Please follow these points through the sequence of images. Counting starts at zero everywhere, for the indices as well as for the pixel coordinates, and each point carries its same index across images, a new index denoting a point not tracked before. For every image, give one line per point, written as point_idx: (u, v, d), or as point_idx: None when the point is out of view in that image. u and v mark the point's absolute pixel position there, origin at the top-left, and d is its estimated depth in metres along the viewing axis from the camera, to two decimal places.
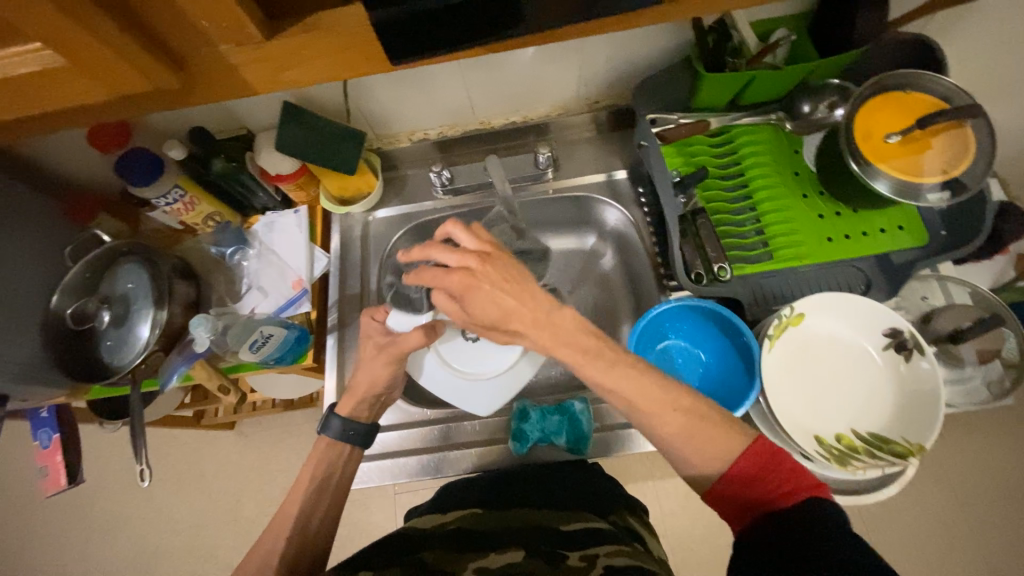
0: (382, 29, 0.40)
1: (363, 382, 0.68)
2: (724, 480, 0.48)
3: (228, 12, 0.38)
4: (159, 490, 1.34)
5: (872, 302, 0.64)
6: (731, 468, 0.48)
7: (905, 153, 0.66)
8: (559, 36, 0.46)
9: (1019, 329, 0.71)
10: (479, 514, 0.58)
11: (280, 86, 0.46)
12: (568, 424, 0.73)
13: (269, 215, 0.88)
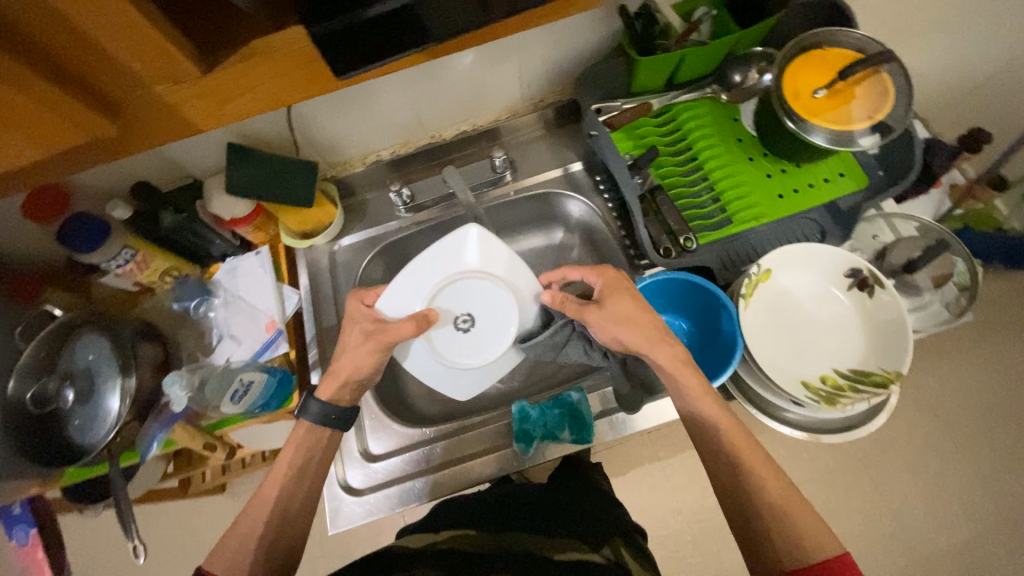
0: (322, 44, 0.39)
1: (347, 369, 0.69)
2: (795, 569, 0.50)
3: (159, 51, 0.37)
4: (156, 568, 1.27)
5: (830, 247, 0.68)
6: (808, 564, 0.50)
7: (833, 106, 0.70)
8: (496, 32, 0.47)
9: (964, 251, 0.76)
10: (469, 535, 0.57)
11: (224, 119, 0.45)
12: (569, 416, 0.73)
13: (230, 261, 0.86)
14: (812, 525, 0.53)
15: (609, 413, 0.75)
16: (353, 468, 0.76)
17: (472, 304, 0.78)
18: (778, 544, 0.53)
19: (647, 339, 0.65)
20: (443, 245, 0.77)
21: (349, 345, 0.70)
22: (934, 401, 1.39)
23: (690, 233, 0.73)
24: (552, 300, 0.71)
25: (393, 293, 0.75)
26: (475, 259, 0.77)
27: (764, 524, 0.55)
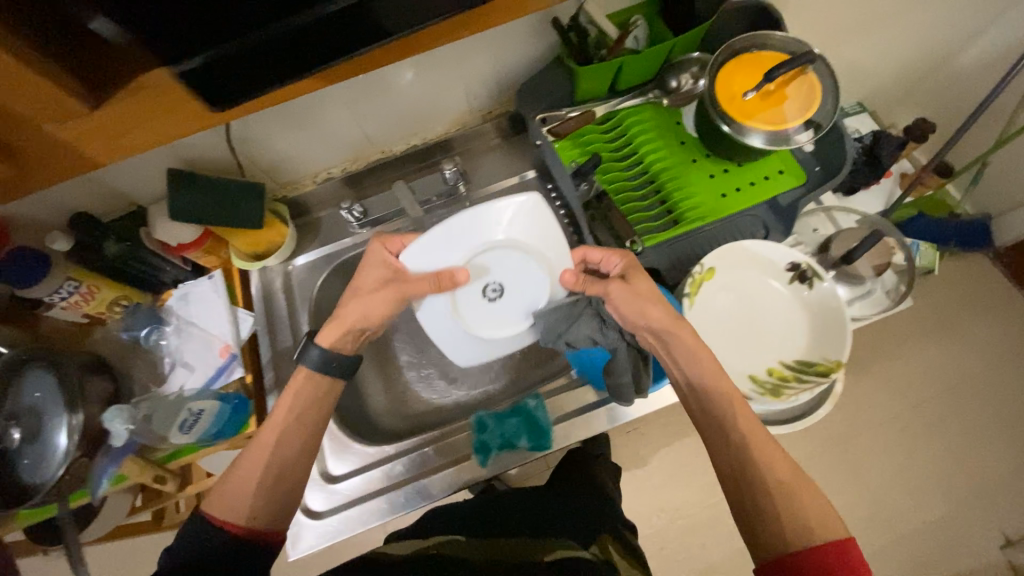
0: (203, 77, 0.40)
1: (349, 317, 0.69)
2: (796, 554, 0.51)
3: (41, 92, 0.38)
4: None
5: (769, 243, 0.70)
6: (811, 550, 0.50)
7: (767, 106, 0.72)
8: (387, 56, 0.50)
9: (901, 238, 0.79)
10: (460, 541, 0.58)
11: (123, 149, 0.46)
12: (526, 424, 0.73)
13: (183, 287, 0.84)
14: (817, 511, 0.53)
15: (568, 417, 0.76)
16: (311, 492, 0.74)
17: (511, 272, 0.75)
18: (782, 519, 0.53)
19: (666, 322, 0.66)
20: (491, 209, 0.72)
21: (362, 291, 0.71)
22: (895, 381, 1.44)
23: (635, 237, 0.75)
24: (568, 275, 0.71)
25: (428, 250, 0.72)
26: (523, 230, 0.73)
27: (765, 498, 0.55)
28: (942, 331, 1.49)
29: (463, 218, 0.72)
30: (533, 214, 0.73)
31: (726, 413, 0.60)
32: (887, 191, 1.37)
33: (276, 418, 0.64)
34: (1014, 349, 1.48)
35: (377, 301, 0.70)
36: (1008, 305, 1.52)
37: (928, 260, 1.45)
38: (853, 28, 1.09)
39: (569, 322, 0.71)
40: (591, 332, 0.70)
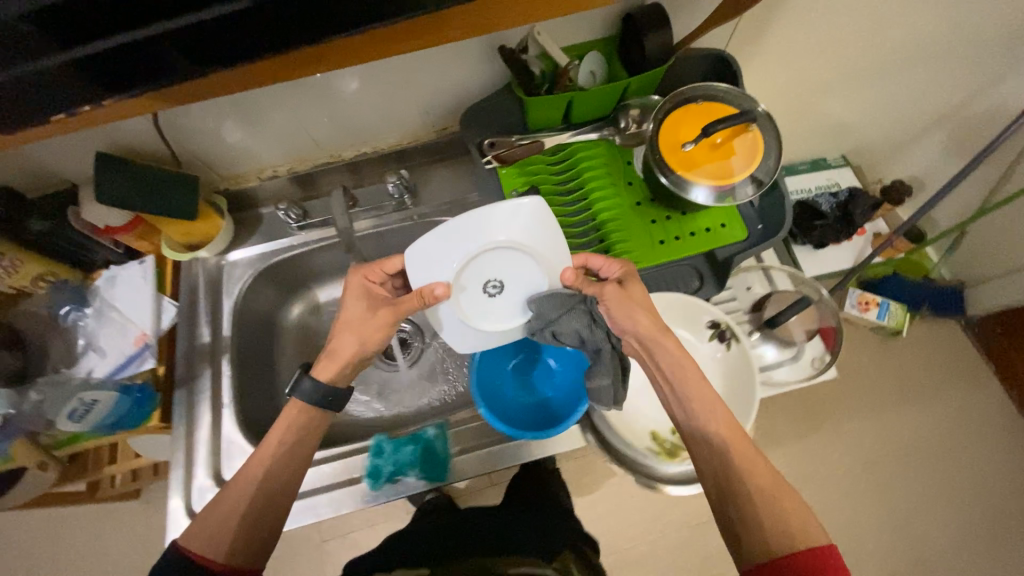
0: None
1: (344, 347, 0.66)
2: (785, 561, 0.50)
3: None
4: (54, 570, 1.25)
5: (693, 299, 0.68)
6: (792, 554, 0.50)
7: (710, 158, 0.72)
8: None
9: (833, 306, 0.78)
10: None
11: None
12: (421, 454, 0.66)
13: (112, 269, 0.83)
14: (797, 516, 0.53)
15: (473, 450, 0.68)
16: (193, 495, 0.71)
17: (509, 272, 0.66)
18: (768, 529, 0.52)
19: (658, 331, 0.63)
20: (491, 212, 0.63)
21: (355, 320, 0.67)
22: (848, 441, 1.42)
23: None
24: (569, 274, 0.63)
25: (418, 261, 0.63)
26: (523, 232, 0.63)
27: (752, 505, 0.54)
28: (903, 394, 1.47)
29: (458, 222, 0.62)
30: (535, 218, 0.63)
31: (713, 421, 0.59)
32: (857, 249, 1.36)
33: (258, 454, 0.62)
34: (976, 425, 1.43)
35: (371, 330, 0.66)
36: (979, 379, 1.46)
37: (899, 321, 1.43)
38: (836, 83, 1.07)
39: (556, 314, 0.62)
40: (578, 329, 0.61)
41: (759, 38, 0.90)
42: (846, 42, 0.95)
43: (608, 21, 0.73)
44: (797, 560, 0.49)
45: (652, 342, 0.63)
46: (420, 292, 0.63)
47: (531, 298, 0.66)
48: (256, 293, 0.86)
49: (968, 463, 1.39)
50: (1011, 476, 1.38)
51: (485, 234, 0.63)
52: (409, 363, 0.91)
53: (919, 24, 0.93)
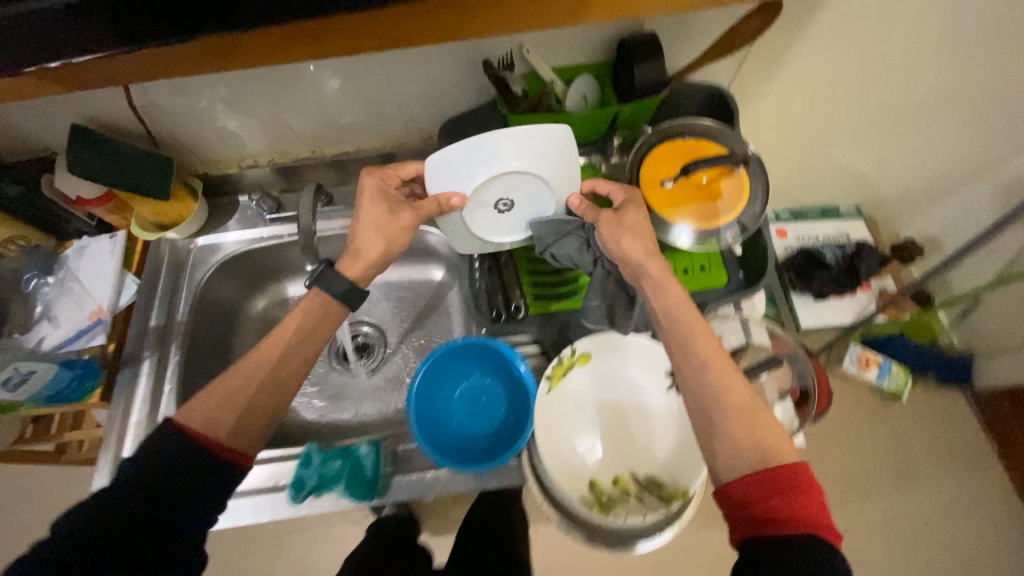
0: None
1: (367, 246, 0.64)
2: (748, 484, 0.46)
3: None
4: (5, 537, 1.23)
5: (654, 344, 0.64)
6: (754, 475, 0.46)
7: (693, 197, 0.68)
8: None
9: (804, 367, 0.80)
10: None
11: None
12: (349, 470, 0.62)
13: (82, 241, 0.83)
14: (773, 433, 0.48)
15: (405, 473, 0.65)
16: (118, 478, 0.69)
17: (526, 193, 0.62)
18: (737, 448, 0.48)
19: (647, 253, 0.58)
20: (512, 136, 0.58)
21: (374, 223, 0.64)
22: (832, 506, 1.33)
23: (521, 300, 0.69)
24: (573, 199, 0.63)
25: (436, 169, 0.59)
26: (541, 160, 0.59)
27: (723, 422, 0.49)
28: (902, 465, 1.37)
29: (481, 139, 0.57)
30: (558, 148, 0.59)
31: (689, 342, 0.53)
32: (860, 304, 1.29)
33: (265, 348, 0.59)
34: (976, 507, 1.31)
35: (394, 237, 0.65)
36: (982, 458, 1.36)
37: (898, 385, 1.35)
38: (848, 130, 1.02)
39: (550, 243, 0.64)
40: (573, 256, 0.64)
41: (764, 77, 0.86)
42: (858, 88, 0.91)
43: (601, 45, 0.71)
44: (759, 481, 0.45)
45: (639, 262, 0.57)
46: (435, 199, 0.60)
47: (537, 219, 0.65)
48: (218, 283, 0.85)
49: (964, 546, 1.28)
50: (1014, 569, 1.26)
51: (505, 154, 0.58)
52: (368, 369, 0.88)
53: (936, 75, 0.88)
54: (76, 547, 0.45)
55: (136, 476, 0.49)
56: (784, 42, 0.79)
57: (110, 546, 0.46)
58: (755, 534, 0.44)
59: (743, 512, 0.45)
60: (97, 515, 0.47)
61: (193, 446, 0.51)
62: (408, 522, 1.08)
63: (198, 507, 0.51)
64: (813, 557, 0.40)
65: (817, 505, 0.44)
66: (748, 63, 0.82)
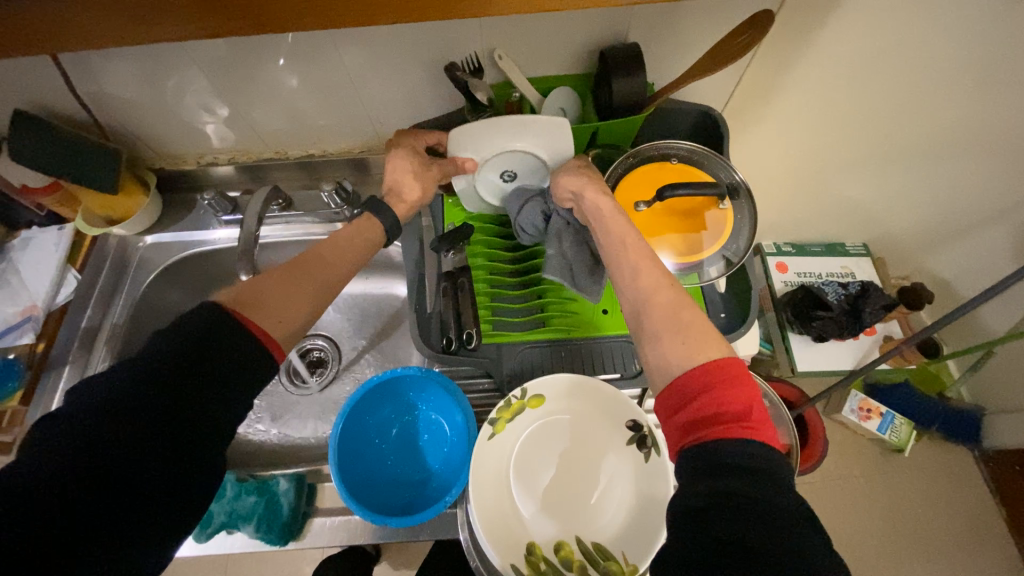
0: None
1: (407, 189, 0.62)
2: (674, 388, 0.41)
3: None
4: None
5: (614, 393, 0.56)
6: (682, 373, 0.41)
7: (675, 224, 0.61)
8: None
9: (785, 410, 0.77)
10: None
11: None
12: (262, 508, 0.57)
13: (29, 232, 0.78)
14: (702, 328, 0.43)
15: (327, 513, 0.60)
16: None
17: (532, 168, 0.64)
18: (664, 346, 0.43)
19: (589, 181, 0.57)
20: (521, 122, 0.60)
21: (404, 175, 0.62)
22: None
23: (474, 329, 0.62)
24: (532, 165, 0.64)
25: (455, 138, 0.62)
26: (543, 145, 0.61)
27: (654, 322, 0.45)
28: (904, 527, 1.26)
29: (487, 120, 0.60)
30: (559, 133, 0.60)
31: (619, 244, 0.51)
32: (863, 349, 1.20)
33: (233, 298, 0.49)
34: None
35: (428, 184, 0.63)
36: (990, 524, 1.25)
37: (901, 439, 1.26)
38: (854, 164, 0.96)
39: (514, 211, 0.64)
40: (534, 218, 0.63)
41: (761, 101, 0.80)
42: (868, 118, 0.84)
43: (581, 55, 0.65)
44: (685, 381, 0.41)
45: (577, 190, 0.56)
46: (452, 161, 0.63)
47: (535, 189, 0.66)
48: (160, 285, 0.81)
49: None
50: None
51: (518, 133, 0.60)
52: (318, 390, 0.83)
53: (954, 111, 0.81)
54: (113, 422, 0.39)
55: (174, 352, 0.42)
56: (783, 63, 0.73)
57: (153, 425, 0.40)
58: (688, 444, 0.39)
59: (675, 420, 0.41)
60: (139, 382, 0.40)
61: (237, 328, 0.44)
62: (356, 553, 1.00)
63: (250, 387, 0.44)
64: (747, 458, 0.37)
65: (748, 397, 0.39)
66: (741, 84, 0.76)
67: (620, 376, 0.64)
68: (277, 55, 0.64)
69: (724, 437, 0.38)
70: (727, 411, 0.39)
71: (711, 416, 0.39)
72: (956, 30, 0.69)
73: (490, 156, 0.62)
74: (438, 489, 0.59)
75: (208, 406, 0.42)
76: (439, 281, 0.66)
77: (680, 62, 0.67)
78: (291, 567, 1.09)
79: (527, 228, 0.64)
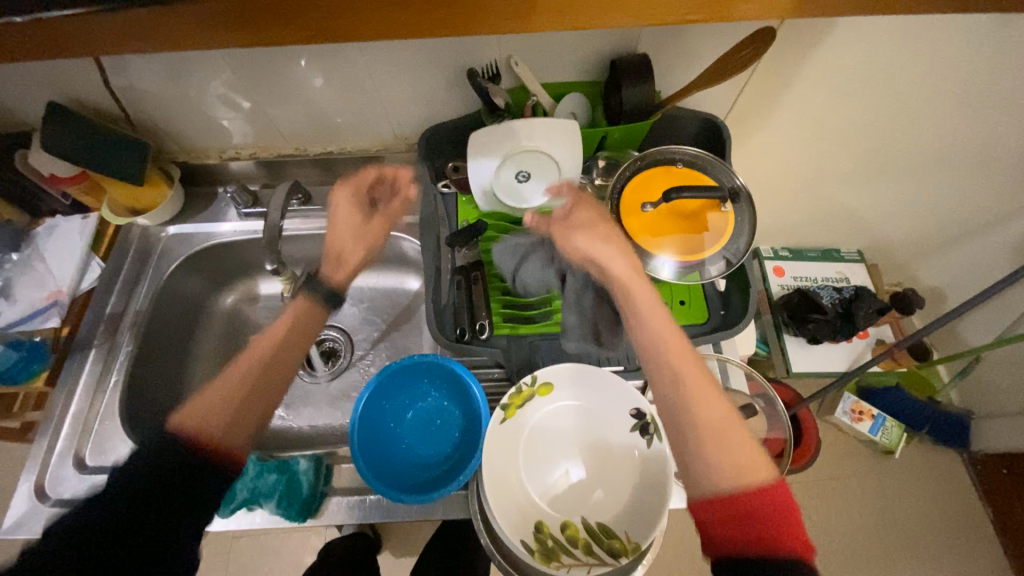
0: None
1: (346, 250, 0.68)
2: (711, 493, 0.44)
3: None
4: None
5: (618, 380, 0.59)
6: (722, 492, 0.43)
7: (680, 225, 0.64)
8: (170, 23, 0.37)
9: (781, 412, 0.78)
10: None
11: None
12: (283, 487, 0.59)
13: (54, 220, 0.81)
14: (742, 444, 0.46)
15: (341, 493, 0.63)
16: (48, 472, 0.66)
17: (546, 170, 0.66)
18: (707, 446, 0.46)
19: (615, 258, 0.56)
20: (529, 121, 0.65)
21: (342, 222, 0.68)
22: None
23: (487, 320, 0.66)
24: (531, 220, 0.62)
25: (473, 142, 0.66)
26: (551, 140, 0.65)
27: (696, 435, 0.47)
28: (897, 527, 1.29)
29: (500, 124, 0.66)
30: (568, 134, 0.66)
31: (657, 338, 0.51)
32: (855, 352, 1.24)
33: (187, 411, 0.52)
34: None
35: (362, 236, 0.69)
36: (979, 525, 1.28)
37: (892, 441, 1.29)
38: (852, 172, 0.99)
39: (515, 266, 0.65)
40: (544, 275, 0.64)
41: (762, 112, 0.84)
42: (865, 129, 0.88)
43: (593, 64, 0.69)
44: (732, 499, 0.43)
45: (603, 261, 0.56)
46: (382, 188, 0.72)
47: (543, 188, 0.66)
48: (183, 275, 0.83)
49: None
50: None
51: (528, 132, 0.65)
52: (329, 378, 0.86)
53: (946, 123, 0.85)
54: (90, 538, 0.44)
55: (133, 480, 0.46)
56: (784, 77, 0.77)
57: (124, 544, 0.44)
58: (726, 554, 0.43)
59: (716, 527, 0.44)
60: (106, 510, 0.45)
61: (183, 446, 0.48)
62: (367, 539, 1.02)
63: (207, 496, 0.48)
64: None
65: (791, 518, 0.43)
66: (748, 95, 0.80)
67: (624, 368, 0.68)
68: (305, 58, 0.67)
69: (766, 559, 0.41)
70: (769, 529, 0.42)
71: (753, 533, 0.42)
72: (948, 47, 0.72)
73: (504, 157, 0.66)
74: (449, 470, 0.62)
75: (174, 520, 0.47)
76: (453, 273, 0.69)
77: (687, 72, 0.71)
78: (301, 550, 1.12)
79: (528, 282, 0.65)
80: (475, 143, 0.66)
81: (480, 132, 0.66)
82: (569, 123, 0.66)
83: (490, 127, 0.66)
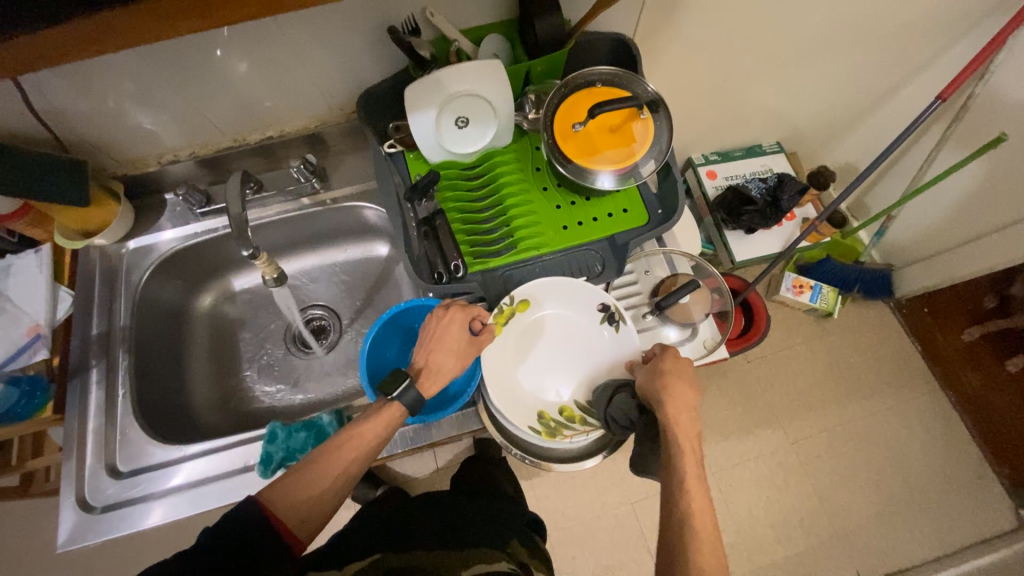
0: None
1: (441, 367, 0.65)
2: None
3: None
4: None
5: (587, 284, 0.70)
6: None
7: (610, 138, 0.72)
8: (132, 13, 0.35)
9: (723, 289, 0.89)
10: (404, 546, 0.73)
11: None
12: (314, 439, 0.68)
13: (5, 260, 0.80)
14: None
15: None
16: (86, 485, 0.71)
17: (482, 114, 0.72)
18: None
19: (674, 398, 0.64)
20: (457, 67, 0.69)
21: (445, 339, 0.65)
22: (783, 421, 1.45)
23: (460, 260, 0.72)
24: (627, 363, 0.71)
25: (409, 98, 0.70)
26: (479, 82, 0.70)
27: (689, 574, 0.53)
28: (847, 375, 1.49)
29: (428, 76, 0.69)
30: (494, 72, 0.70)
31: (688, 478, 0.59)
32: (787, 232, 1.39)
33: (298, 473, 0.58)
34: (907, 404, 1.46)
35: (461, 358, 0.66)
36: (911, 358, 1.50)
37: (829, 305, 1.48)
38: (757, 69, 1.08)
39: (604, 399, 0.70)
40: (630, 410, 0.67)
41: (666, 24, 0.90)
42: (758, 26, 0.96)
43: (503, 4, 0.73)
44: None
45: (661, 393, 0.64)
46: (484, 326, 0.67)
47: (484, 127, 0.73)
48: (158, 285, 0.85)
49: (898, 440, 1.42)
50: (942, 449, 1.42)
51: (458, 79, 0.69)
52: (326, 351, 0.91)
53: (825, 7, 0.94)
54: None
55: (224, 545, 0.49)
56: None
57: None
58: None
59: None
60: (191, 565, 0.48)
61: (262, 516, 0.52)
62: None
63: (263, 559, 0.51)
64: None
65: None
66: (651, 10, 0.86)
67: (586, 277, 0.77)
68: (225, 46, 0.68)
69: None
70: None
71: None
72: None
73: (442, 106, 0.70)
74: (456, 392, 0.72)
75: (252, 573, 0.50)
76: (418, 224, 0.74)
77: None
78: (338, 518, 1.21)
79: (616, 418, 0.67)
80: (411, 99, 0.70)
81: (412, 87, 0.69)
82: (494, 61, 0.70)
83: (421, 81, 0.69)
